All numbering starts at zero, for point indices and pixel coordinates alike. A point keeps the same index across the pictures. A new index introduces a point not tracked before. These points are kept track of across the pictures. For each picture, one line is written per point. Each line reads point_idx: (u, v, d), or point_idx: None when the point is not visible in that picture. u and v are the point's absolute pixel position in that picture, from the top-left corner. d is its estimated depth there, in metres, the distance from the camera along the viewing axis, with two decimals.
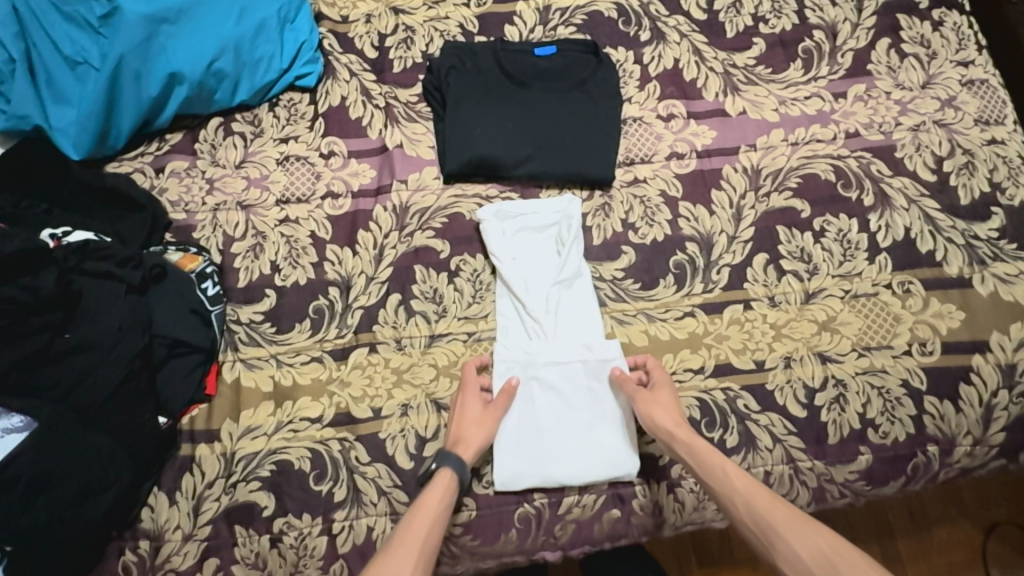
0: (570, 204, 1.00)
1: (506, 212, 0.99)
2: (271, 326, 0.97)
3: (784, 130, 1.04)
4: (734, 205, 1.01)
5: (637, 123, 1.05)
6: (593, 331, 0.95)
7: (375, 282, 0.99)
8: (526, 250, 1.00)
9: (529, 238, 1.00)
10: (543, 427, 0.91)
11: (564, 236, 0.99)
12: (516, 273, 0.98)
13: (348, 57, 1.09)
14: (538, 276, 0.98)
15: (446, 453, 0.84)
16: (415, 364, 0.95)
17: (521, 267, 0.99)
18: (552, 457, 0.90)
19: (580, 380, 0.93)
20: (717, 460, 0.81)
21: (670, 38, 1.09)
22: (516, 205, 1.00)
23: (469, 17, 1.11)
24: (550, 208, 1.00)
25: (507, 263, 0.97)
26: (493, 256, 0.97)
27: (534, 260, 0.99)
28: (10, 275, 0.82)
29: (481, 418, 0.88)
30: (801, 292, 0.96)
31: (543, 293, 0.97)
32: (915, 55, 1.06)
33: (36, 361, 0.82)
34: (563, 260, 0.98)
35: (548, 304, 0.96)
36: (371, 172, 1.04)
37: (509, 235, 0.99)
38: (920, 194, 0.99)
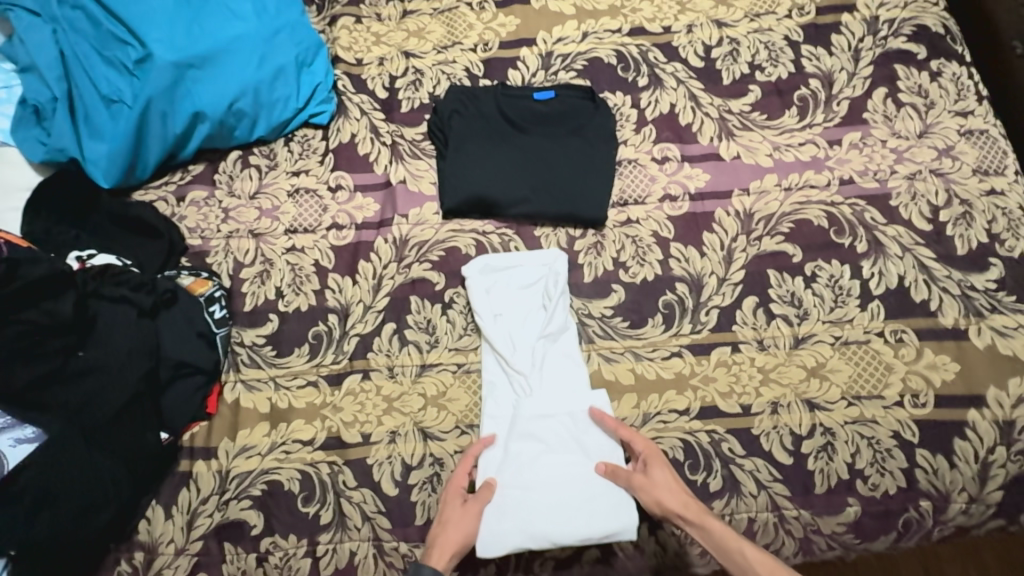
0: (556, 259, 1.02)
1: (491, 267, 1.02)
2: (272, 349, 1.02)
3: (778, 176, 1.05)
4: (725, 247, 1.02)
5: (631, 165, 1.08)
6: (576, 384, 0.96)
7: (372, 311, 1.03)
8: (512, 304, 1.01)
9: (516, 292, 1.02)
10: (535, 487, 0.89)
11: (550, 291, 1.00)
12: (502, 328, 1.00)
13: (360, 97, 1.16)
14: (526, 331, 0.99)
15: (420, 565, 0.78)
16: (406, 393, 0.98)
17: (508, 322, 1.00)
18: (544, 518, 0.87)
19: (568, 435, 0.93)
20: (736, 544, 0.77)
21: (667, 84, 1.13)
22: (502, 258, 1.03)
23: (475, 61, 1.17)
24: (535, 262, 1.03)
25: (492, 320, 1.00)
26: (477, 315, 0.99)
27: (522, 313, 1.01)
28: (33, 299, 0.89)
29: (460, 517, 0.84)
30: (790, 336, 0.96)
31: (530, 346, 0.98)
32: (912, 104, 1.07)
33: (54, 380, 0.88)
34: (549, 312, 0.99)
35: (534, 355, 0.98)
36: (375, 206, 1.09)
37: (493, 290, 1.02)
38: (914, 243, 0.99)
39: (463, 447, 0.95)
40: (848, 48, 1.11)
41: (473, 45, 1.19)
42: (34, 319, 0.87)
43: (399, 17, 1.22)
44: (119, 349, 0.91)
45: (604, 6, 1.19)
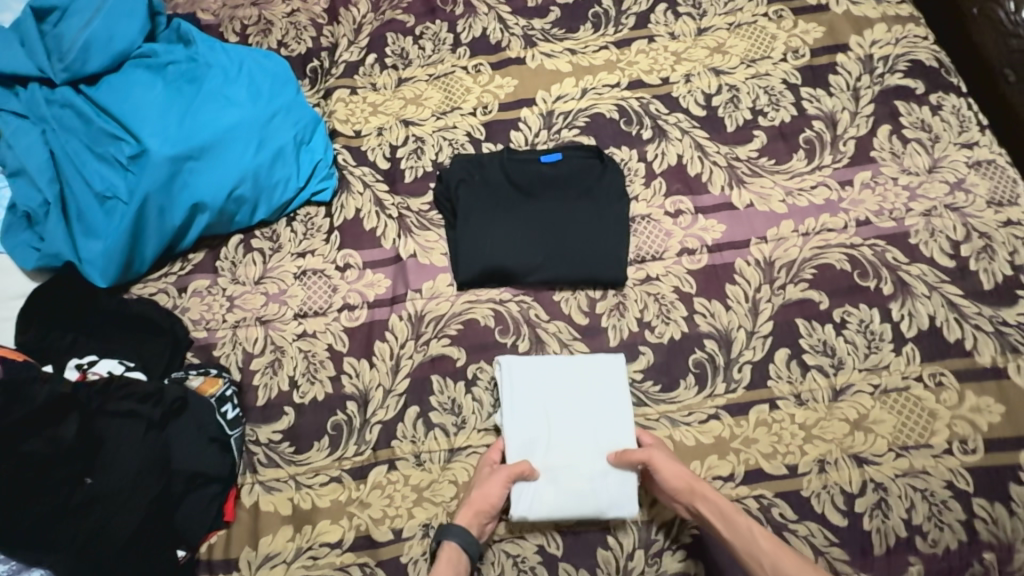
0: (611, 367, 0.95)
1: (531, 369, 0.96)
2: (290, 446, 0.96)
3: (794, 221, 1.04)
4: (750, 299, 1.00)
5: (645, 221, 1.06)
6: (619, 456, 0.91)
7: (393, 395, 0.98)
8: (559, 384, 0.95)
9: (563, 374, 0.96)
10: (555, 470, 0.91)
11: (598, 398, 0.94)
12: (545, 411, 0.94)
13: (362, 170, 1.14)
14: (576, 415, 0.94)
15: (448, 524, 0.85)
16: (436, 481, 0.93)
17: (553, 403, 0.95)
18: (560, 489, 0.89)
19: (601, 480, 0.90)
20: (741, 518, 0.82)
21: (672, 135, 1.12)
22: (541, 361, 0.96)
23: (476, 125, 1.16)
24: (578, 367, 0.96)
25: (534, 405, 0.94)
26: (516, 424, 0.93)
27: (573, 394, 0.95)
28: (33, 427, 0.83)
29: (490, 478, 0.89)
30: (828, 388, 0.94)
31: (573, 428, 0.94)
32: (917, 140, 1.07)
33: (60, 513, 0.81)
34: (603, 394, 0.95)
35: (577, 440, 0.93)
36: (386, 282, 1.06)
37: (535, 373, 0.95)
38: (940, 281, 0.97)
39: (501, 536, 0.90)
40: (847, 87, 1.12)
41: (473, 109, 1.17)
42: (37, 449, 0.82)
43: (395, 85, 1.21)
44: (128, 470, 0.85)
45: (600, 61, 1.19)
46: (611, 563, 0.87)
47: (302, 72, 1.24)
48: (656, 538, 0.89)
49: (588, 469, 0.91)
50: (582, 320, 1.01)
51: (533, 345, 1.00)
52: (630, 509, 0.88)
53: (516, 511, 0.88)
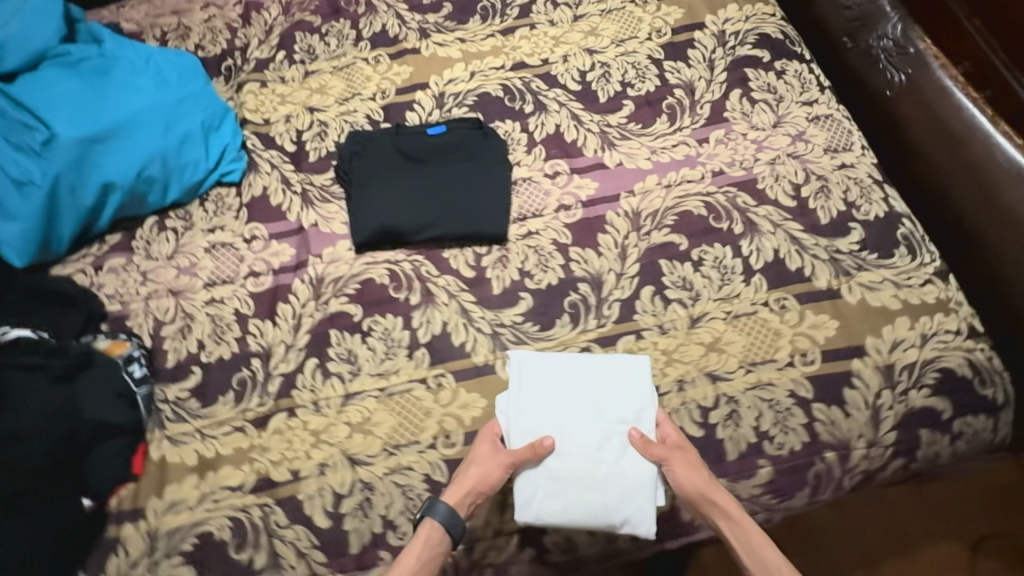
0: (633, 368, 0.98)
1: (546, 362, 0.99)
2: (196, 401, 1.03)
3: (658, 175, 1.16)
4: (619, 245, 1.10)
5: (526, 183, 1.17)
6: (636, 470, 0.92)
7: (294, 349, 1.06)
8: (580, 386, 0.98)
9: (586, 378, 0.98)
10: (567, 469, 0.93)
11: (616, 396, 0.97)
12: (562, 412, 0.96)
13: (270, 153, 1.24)
14: (589, 412, 0.96)
15: (435, 503, 0.87)
16: (332, 424, 1.00)
17: (570, 403, 0.97)
18: (572, 491, 0.91)
19: (613, 488, 0.91)
20: (769, 551, 0.84)
21: (550, 108, 1.24)
22: (559, 358, 1.00)
23: (375, 108, 1.27)
24: (598, 367, 0.99)
25: (552, 404, 0.97)
26: (527, 411, 0.96)
27: (589, 391, 0.97)
28: None
29: (490, 456, 0.92)
30: (686, 317, 1.04)
31: (585, 426, 0.95)
32: (764, 100, 1.20)
33: None
34: (619, 395, 0.97)
35: (594, 447, 0.94)
36: (290, 251, 1.14)
37: (557, 371, 0.98)
38: (783, 219, 1.09)
39: (392, 468, 0.96)
40: (703, 59, 1.25)
41: (372, 95, 1.28)
42: None
43: (302, 78, 1.32)
44: (33, 416, 0.93)
45: (487, 47, 1.31)
46: None
47: (217, 70, 1.35)
48: None
49: (603, 482, 0.92)
50: (469, 273, 1.11)
51: (423, 298, 1.09)
52: (642, 525, 0.90)
53: (528, 512, 0.90)
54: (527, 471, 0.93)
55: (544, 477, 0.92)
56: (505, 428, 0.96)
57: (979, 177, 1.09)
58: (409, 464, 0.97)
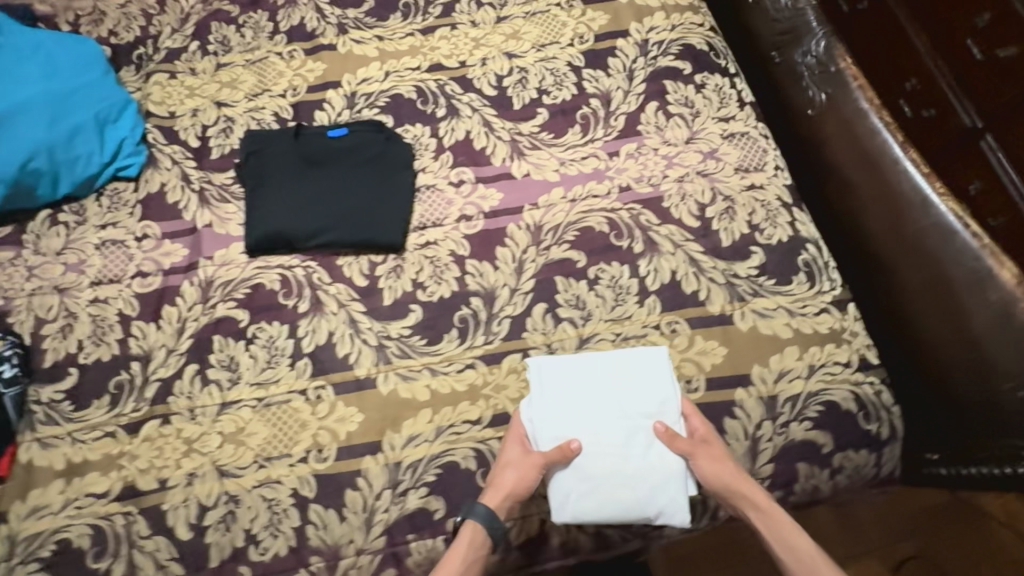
0: (651, 361, 0.95)
1: (562, 361, 0.96)
2: (70, 404, 1.01)
3: (564, 189, 1.13)
4: (516, 260, 1.08)
5: (430, 191, 1.14)
6: (663, 463, 0.90)
7: (174, 354, 1.03)
8: (601, 382, 0.95)
9: (607, 372, 0.95)
10: (595, 469, 0.90)
11: (636, 390, 0.94)
12: (587, 409, 0.94)
13: (172, 147, 1.20)
14: (612, 409, 0.94)
15: (473, 504, 0.87)
16: (205, 433, 0.98)
17: (591, 402, 0.94)
18: (604, 490, 0.90)
19: (645, 482, 0.90)
20: (801, 542, 0.85)
21: (463, 113, 1.20)
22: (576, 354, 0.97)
23: (285, 105, 1.23)
24: (616, 361, 0.96)
25: (574, 402, 0.94)
26: (549, 412, 0.93)
27: (609, 387, 0.95)
28: None
29: (520, 457, 0.91)
30: (575, 338, 1.01)
31: (610, 423, 0.93)
32: (680, 114, 1.17)
33: None
34: (639, 390, 0.94)
35: (620, 444, 0.92)
36: (182, 251, 1.11)
37: (577, 370, 0.95)
38: (685, 239, 1.07)
39: (260, 481, 0.94)
40: (623, 69, 1.21)
41: (283, 91, 1.24)
42: None
43: (213, 70, 1.27)
44: None
45: (405, 47, 1.27)
46: (358, 502, 0.93)
47: (128, 59, 1.30)
48: (403, 478, 0.94)
49: (635, 477, 0.90)
50: (361, 282, 1.08)
51: (312, 306, 1.06)
52: (677, 516, 0.89)
53: (563, 511, 0.89)
54: (555, 471, 0.91)
55: (574, 479, 0.90)
56: (529, 430, 0.93)
57: (915, 246, 1.01)
58: (278, 477, 0.94)
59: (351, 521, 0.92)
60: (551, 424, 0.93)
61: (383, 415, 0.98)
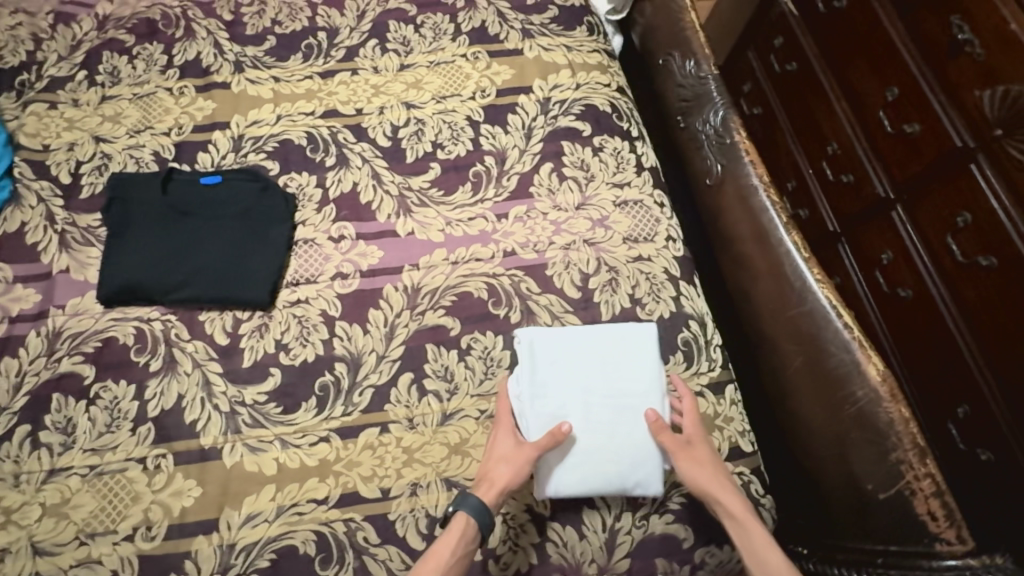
0: (637, 338, 0.97)
1: (550, 338, 0.96)
2: None
3: (446, 250, 1.08)
4: (387, 324, 1.03)
5: (308, 245, 1.09)
6: (646, 436, 0.92)
7: (6, 412, 0.96)
8: (586, 359, 0.96)
9: (593, 350, 0.96)
10: (578, 444, 0.91)
11: (619, 368, 0.96)
12: (572, 387, 0.95)
13: (41, 184, 1.14)
14: (596, 386, 0.95)
15: (465, 495, 0.85)
16: (26, 503, 0.91)
17: (578, 379, 0.95)
18: (586, 464, 0.90)
19: (626, 456, 0.91)
20: (773, 556, 0.81)
21: (353, 163, 1.16)
22: (562, 332, 0.98)
23: (167, 144, 1.17)
24: (600, 339, 0.97)
25: (559, 380, 0.95)
26: (533, 389, 0.94)
27: (595, 365, 0.96)
28: None
29: (513, 452, 0.90)
30: (439, 412, 0.96)
31: (593, 400, 0.94)
32: (573, 178, 1.14)
33: None
34: (625, 367, 0.96)
35: (603, 419, 0.93)
36: (34, 297, 1.04)
37: (564, 348, 0.96)
38: (563, 311, 1.03)
39: (79, 560, 0.87)
40: (522, 127, 1.19)
41: (167, 129, 1.19)
42: None
43: (98, 102, 1.22)
44: None
45: (302, 89, 1.22)
46: None
47: (9, 85, 1.23)
48: (235, 562, 0.88)
49: (619, 449, 0.91)
50: (222, 340, 1.02)
51: (165, 365, 1.00)
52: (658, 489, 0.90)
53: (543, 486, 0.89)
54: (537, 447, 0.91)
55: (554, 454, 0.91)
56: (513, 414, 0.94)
57: (797, 329, 0.98)
58: (98, 556, 0.87)
59: None
60: (532, 401, 0.93)
61: (222, 490, 0.92)
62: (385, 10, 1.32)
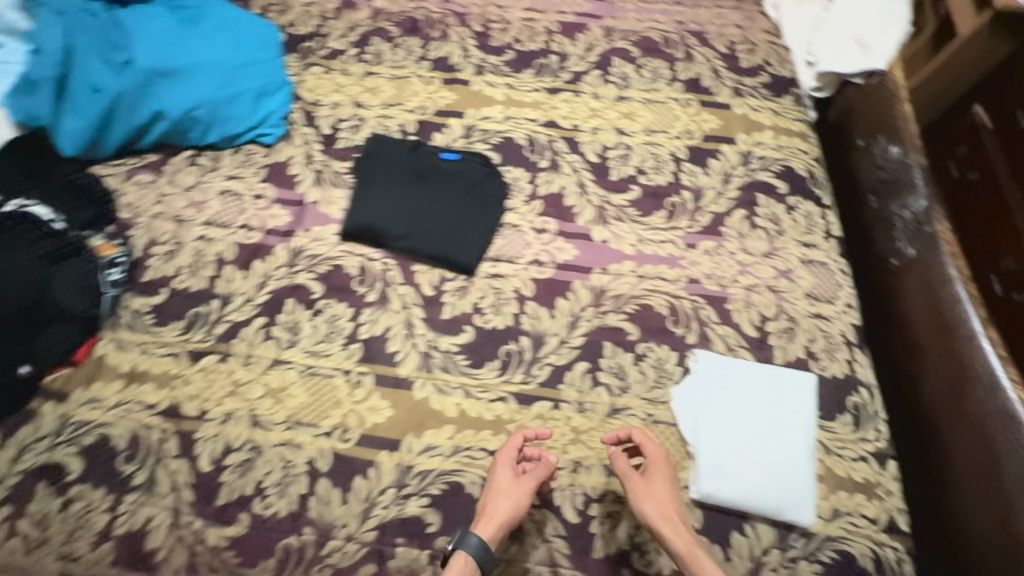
0: (795, 378, 1.05)
1: (715, 361, 1.06)
2: (153, 318, 1.13)
3: (635, 263, 1.18)
4: (572, 314, 1.13)
5: (513, 229, 1.23)
6: (801, 464, 0.98)
7: (250, 304, 1.14)
8: (746, 387, 1.04)
9: (753, 379, 1.05)
10: (730, 457, 0.99)
11: (777, 401, 1.03)
12: (730, 407, 1.03)
13: (307, 129, 1.36)
14: (752, 411, 1.02)
15: (466, 534, 0.88)
16: (252, 380, 1.07)
17: (736, 401, 1.03)
18: (737, 477, 0.97)
19: (776, 479, 0.96)
20: None
21: (563, 170, 1.30)
22: (726, 358, 1.07)
23: (411, 121, 1.37)
24: (761, 372, 1.05)
25: (720, 399, 1.03)
26: (695, 400, 1.03)
27: (753, 393, 1.04)
28: None
29: (511, 486, 0.93)
30: (608, 404, 1.04)
31: (748, 423, 1.02)
32: (764, 228, 1.21)
33: None
34: (782, 401, 1.03)
35: (756, 442, 1.00)
36: (287, 217, 1.24)
37: (727, 372, 1.05)
38: (739, 345, 1.09)
39: (284, 441, 1.01)
40: (720, 171, 1.28)
41: (413, 109, 1.39)
42: None
43: (362, 76, 1.45)
44: (14, 278, 1.06)
45: (529, 99, 1.40)
46: (362, 491, 0.97)
47: (296, 47, 1.50)
48: (410, 482, 0.98)
49: (773, 467, 0.98)
50: (428, 291, 1.16)
51: (379, 299, 1.15)
52: (806, 516, 0.94)
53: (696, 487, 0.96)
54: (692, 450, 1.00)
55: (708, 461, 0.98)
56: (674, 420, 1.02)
57: (973, 422, 0.98)
58: (300, 442, 1.01)
59: (351, 506, 0.96)
60: (692, 411, 1.03)
61: (409, 417, 1.03)
62: (611, 47, 1.48)
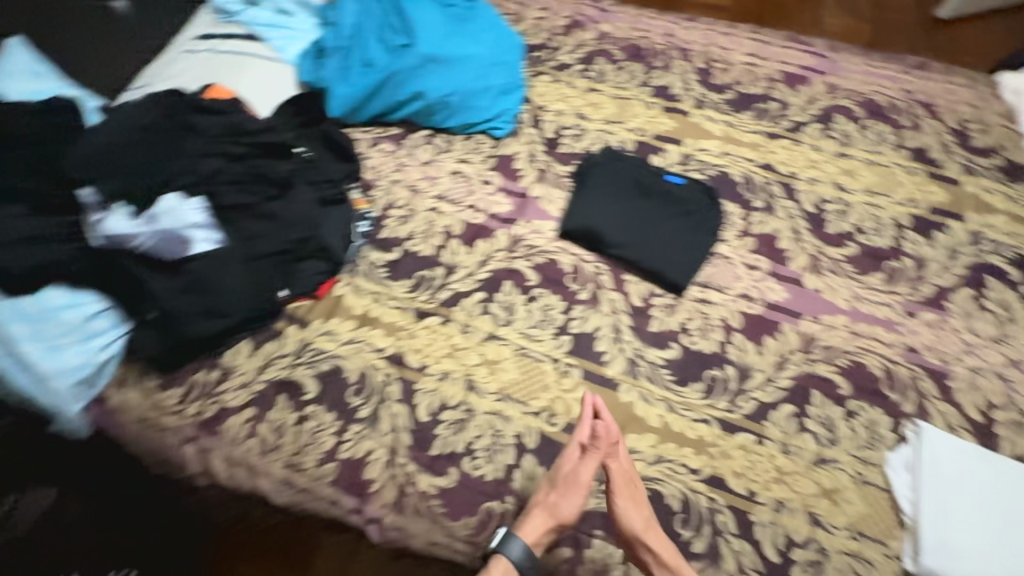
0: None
1: (939, 439, 1.04)
2: (386, 272, 1.24)
3: (849, 319, 1.17)
4: (780, 355, 1.13)
5: (724, 260, 1.25)
6: None
7: (471, 278, 1.23)
8: (972, 472, 1.01)
9: (979, 466, 1.02)
10: (955, 541, 0.95)
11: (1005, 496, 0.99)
12: (956, 490, 0.99)
13: (532, 130, 1.46)
14: (978, 499, 0.99)
15: (511, 538, 0.93)
16: (469, 347, 1.15)
17: (961, 485, 1.00)
18: (963, 564, 0.93)
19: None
20: None
21: (778, 212, 1.31)
22: (951, 439, 1.04)
23: (631, 139, 1.44)
24: (987, 461, 1.02)
25: (945, 478, 1.00)
26: (917, 473, 1.01)
27: (980, 480, 1.00)
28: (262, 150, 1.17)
29: (569, 489, 0.96)
30: (815, 452, 1.03)
31: (974, 510, 0.98)
32: (993, 313, 1.17)
33: (250, 213, 1.11)
34: (1010, 496, 0.99)
35: (982, 531, 0.96)
36: (509, 206, 1.33)
37: (952, 453, 1.02)
38: (960, 425, 1.06)
39: (494, 410, 1.07)
40: (946, 246, 1.25)
41: (633, 129, 1.46)
42: (261, 167, 1.15)
43: (585, 90, 1.54)
44: (294, 214, 1.15)
45: (747, 140, 1.43)
46: None
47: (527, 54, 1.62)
48: None
49: (1005, 559, 0.94)
50: (636, 302, 1.20)
51: (590, 299, 1.20)
52: None
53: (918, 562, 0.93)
54: (912, 524, 0.97)
55: (932, 540, 0.95)
56: (893, 488, 1.00)
57: None
58: (510, 416, 1.07)
59: None
60: (913, 483, 1.00)
61: (613, 417, 1.07)
62: (835, 103, 1.49)
